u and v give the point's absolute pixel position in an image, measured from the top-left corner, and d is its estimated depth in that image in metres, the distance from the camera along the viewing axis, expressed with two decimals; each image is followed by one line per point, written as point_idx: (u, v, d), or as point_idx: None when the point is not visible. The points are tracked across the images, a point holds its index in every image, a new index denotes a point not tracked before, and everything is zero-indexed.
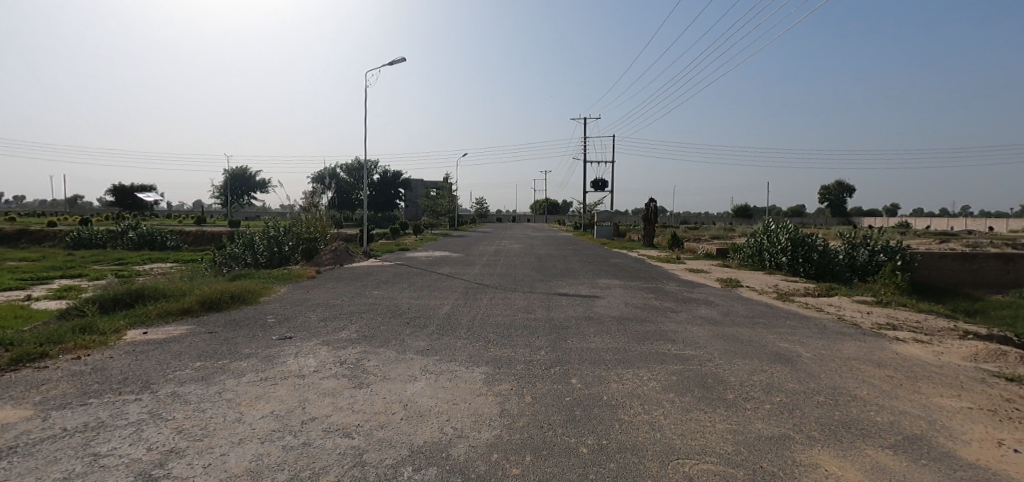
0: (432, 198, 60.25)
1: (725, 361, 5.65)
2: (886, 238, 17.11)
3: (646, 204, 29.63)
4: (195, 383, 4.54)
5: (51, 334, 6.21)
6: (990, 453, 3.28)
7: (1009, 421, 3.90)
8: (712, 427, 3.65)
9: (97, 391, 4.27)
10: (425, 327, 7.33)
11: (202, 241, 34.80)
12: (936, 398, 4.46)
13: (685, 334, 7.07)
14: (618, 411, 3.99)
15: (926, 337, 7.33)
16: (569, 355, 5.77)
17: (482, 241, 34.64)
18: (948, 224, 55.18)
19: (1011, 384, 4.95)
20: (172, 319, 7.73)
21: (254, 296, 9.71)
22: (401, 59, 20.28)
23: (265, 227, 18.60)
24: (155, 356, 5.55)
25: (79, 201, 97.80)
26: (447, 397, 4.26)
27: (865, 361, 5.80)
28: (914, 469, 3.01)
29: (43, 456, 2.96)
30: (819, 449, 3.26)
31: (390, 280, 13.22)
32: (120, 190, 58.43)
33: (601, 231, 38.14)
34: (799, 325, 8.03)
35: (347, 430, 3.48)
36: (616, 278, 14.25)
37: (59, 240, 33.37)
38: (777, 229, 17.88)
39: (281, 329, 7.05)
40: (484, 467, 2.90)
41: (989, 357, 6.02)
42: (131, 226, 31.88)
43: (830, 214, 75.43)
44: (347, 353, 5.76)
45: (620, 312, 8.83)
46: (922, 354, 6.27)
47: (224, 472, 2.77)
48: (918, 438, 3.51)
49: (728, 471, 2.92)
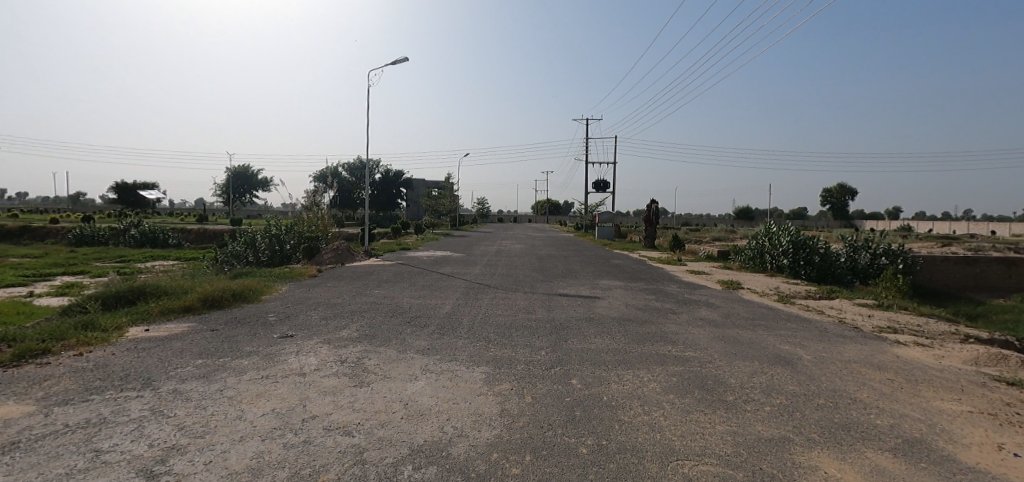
0: (433, 198, 60.33)
1: (725, 363, 5.66)
2: (888, 241, 17.11)
3: (647, 205, 29.64)
4: (196, 381, 4.56)
5: (53, 330, 6.25)
6: (990, 456, 3.29)
7: (1010, 425, 3.90)
8: (711, 428, 3.66)
9: (99, 388, 4.29)
10: (426, 326, 7.35)
11: (203, 239, 34.88)
12: (936, 402, 4.46)
13: (685, 336, 7.07)
14: (619, 412, 4.00)
15: (927, 341, 7.32)
16: (569, 356, 5.78)
17: (483, 241, 34.58)
18: (950, 227, 55.04)
19: (1012, 389, 4.94)
20: (173, 317, 7.76)
21: (255, 294, 9.74)
22: (402, 59, 20.39)
23: (266, 225, 18.64)
24: (157, 353, 5.58)
25: (82, 198, 98.34)
26: (447, 397, 4.26)
27: (866, 364, 5.80)
28: (913, 472, 3.01)
29: (46, 452, 2.97)
30: (819, 452, 3.26)
31: (391, 279, 13.24)
32: (121, 187, 58.38)
33: (603, 232, 38.15)
34: (800, 327, 8.02)
35: (348, 428, 3.49)
36: (617, 279, 14.25)
37: (61, 237, 33.55)
38: (778, 231, 17.91)
39: (282, 328, 7.07)
40: (484, 467, 2.91)
41: (990, 361, 6.02)
42: (133, 223, 32.04)
43: (833, 216, 75.28)
44: (347, 351, 5.78)
45: (620, 313, 8.83)
46: (923, 358, 6.26)
47: (225, 469, 2.78)
48: (918, 441, 3.51)
49: (727, 472, 2.93)
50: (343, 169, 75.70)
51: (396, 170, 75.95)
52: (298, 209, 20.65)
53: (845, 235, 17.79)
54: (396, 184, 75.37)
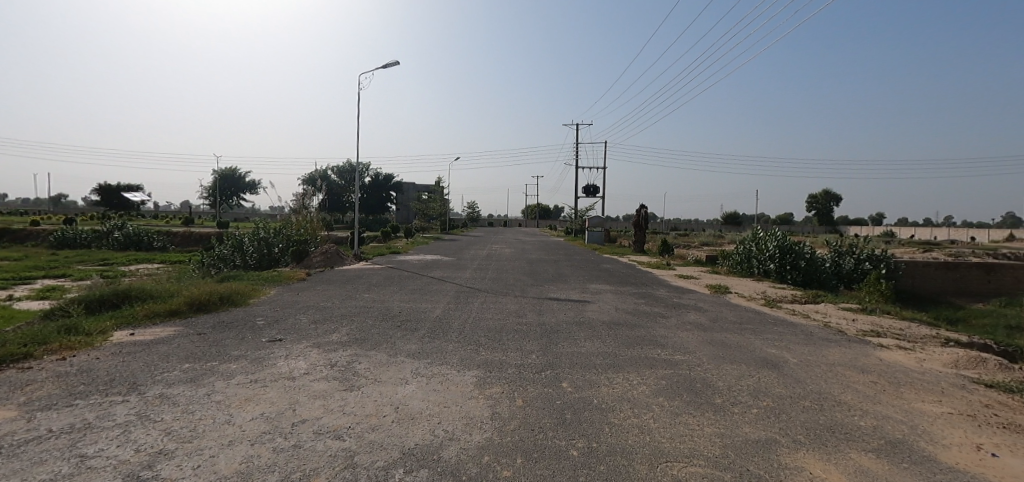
0: (423, 202, 60.17)
1: (714, 366, 5.74)
2: (872, 246, 17.40)
3: (637, 210, 29.89)
4: (183, 385, 4.51)
5: (37, 334, 6.14)
6: (970, 457, 3.37)
7: (988, 426, 4.01)
8: (700, 430, 3.71)
9: (84, 392, 4.23)
10: (416, 330, 7.33)
11: (189, 241, 34.28)
12: (917, 404, 4.56)
13: (674, 339, 7.15)
14: (609, 414, 4.04)
15: (909, 344, 7.48)
16: (560, 359, 5.82)
17: (475, 245, 34.45)
18: (932, 233, 56.07)
19: (991, 391, 5.06)
20: (159, 321, 7.66)
21: (243, 297, 9.65)
22: (394, 63, 20.70)
23: (255, 229, 18.42)
24: (143, 357, 5.52)
25: (63, 199, 97.17)
26: (438, 400, 4.27)
27: (850, 367, 5.91)
28: (894, 473, 3.08)
29: (28, 457, 2.93)
30: (804, 452, 3.33)
31: (380, 283, 13.18)
32: (105, 188, 57.58)
33: (593, 237, 38.43)
34: (787, 331, 8.11)
35: (339, 432, 3.48)
36: (607, 283, 14.34)
37: (42, 239, 32.98)
38: (765, 236, 18.18)
39: (272, 331, 7.02)
40: (475, 470, 2.93)
41: (970, 364, 6.15)
42: (117, 225, 31.54)
43: (819, 223, 76.20)
44: (337, 355, 5.76)
45: (610, 317, 8.90)
46: (905, 361, 6.40)
47: (214, 474, 2.77)
48: (900, 442, 3.59)
49: (715, 473, 2.97)
50: (332, 172, 75.25)
51: (386, 174, 75.72)
52: (286, 211, 20.56)
53: (831, 239, 18.00)
54: (385, 187, 74.92)
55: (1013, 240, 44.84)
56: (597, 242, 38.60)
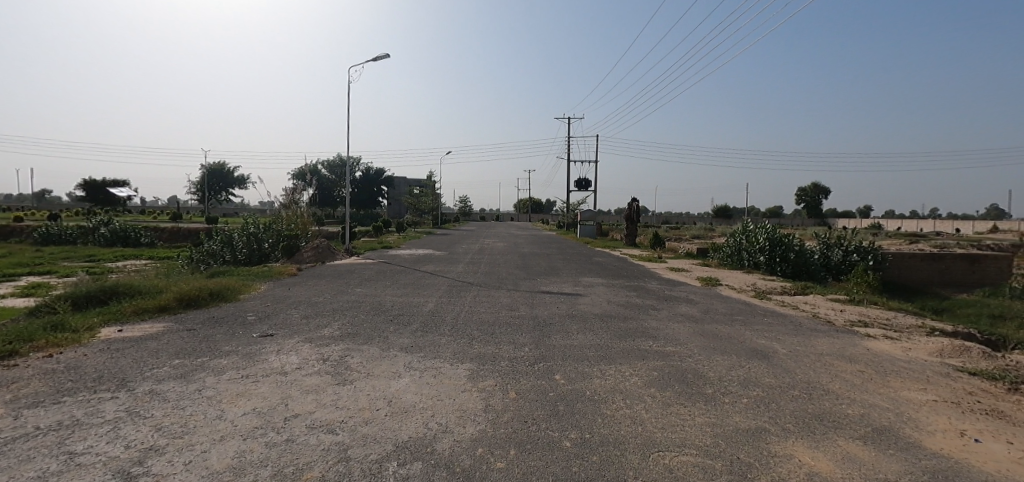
0: (415, 196, 59.85)
1: (705, 357, 5.79)
2: (860, 238, 17.50)
3: (629, 204, 30.00)
4: (173, 381, 4.46)
5: (22, 331, 6.04)
6: (952, 442, 3.44)
7: (971, 412, 4.09)
8: (690, 420, 3.75)
9: (71, 389, 4.18)
10: (409, 324, 7.33)
11: (176, 238, 33.76)
12: (903, 392, 4.63)
13: (666, 331, 7.21)
14: (602, 405, 4.07)
15: (895, 334, 7.59)
16: (552, 352, 5.84)
17: (468, 239, 34.48)
18: (918, 225, 56.83)
19: (974, 378, 5.17)
20: (147, 317, 7.57)
21: (233, 293, 9.57)
22: (385, 55, 20.56)
23: (244, 224, 18.21)
24: (132, 353, 5.47)
25: (46, 194, 95.93)
26: (431, 393, 4.27)
27: (838, 357, 5.99)
28: (880, 459, 3.14)
29: (16, 455, 2.89)
30: (793, 441, 3.37)
31: (372, 278, 13.10)
32: (91, 184, 56.88)
33: (584, 231, 38.53)
34: (776, 322, 8.19)
35: (332, 426, 3.47)
36: (600, 276, 14.38)
37: (26, 235, 32.36)
38: (756, 229, 18.33)
39: (263, 327, 6.96)
40: (469, 461, 2.95)
41: (954, 352, 6.26)
42: (103, 221, 31.11)
43: (807, 214, 77.03)
44: (330, 350, 5.73)
45: (602, 309, 8.96)
46: (891, 350, 6.50)
47: (206, 469, 2.75)
48: (886, 430, 3.65)
49: (706, 463, 3.01)
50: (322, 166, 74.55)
51: (377, 168, 75.23)
52: (275, 206, 20.35)
53: (819, 232, 18.08)
54: (377, 182, 74.39)
55: (996, 231, 45.83)
56: (588, 235, 38.64)
